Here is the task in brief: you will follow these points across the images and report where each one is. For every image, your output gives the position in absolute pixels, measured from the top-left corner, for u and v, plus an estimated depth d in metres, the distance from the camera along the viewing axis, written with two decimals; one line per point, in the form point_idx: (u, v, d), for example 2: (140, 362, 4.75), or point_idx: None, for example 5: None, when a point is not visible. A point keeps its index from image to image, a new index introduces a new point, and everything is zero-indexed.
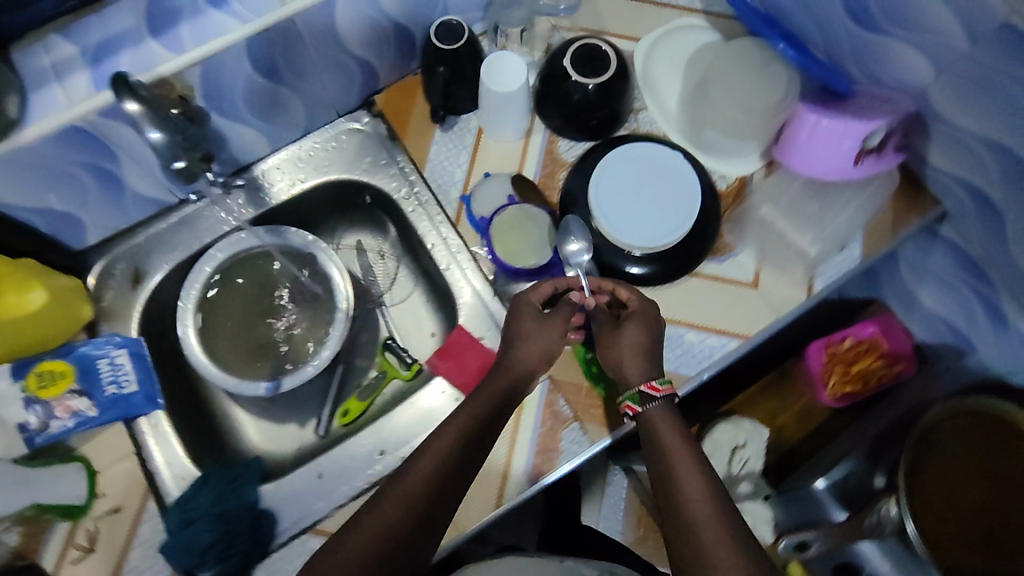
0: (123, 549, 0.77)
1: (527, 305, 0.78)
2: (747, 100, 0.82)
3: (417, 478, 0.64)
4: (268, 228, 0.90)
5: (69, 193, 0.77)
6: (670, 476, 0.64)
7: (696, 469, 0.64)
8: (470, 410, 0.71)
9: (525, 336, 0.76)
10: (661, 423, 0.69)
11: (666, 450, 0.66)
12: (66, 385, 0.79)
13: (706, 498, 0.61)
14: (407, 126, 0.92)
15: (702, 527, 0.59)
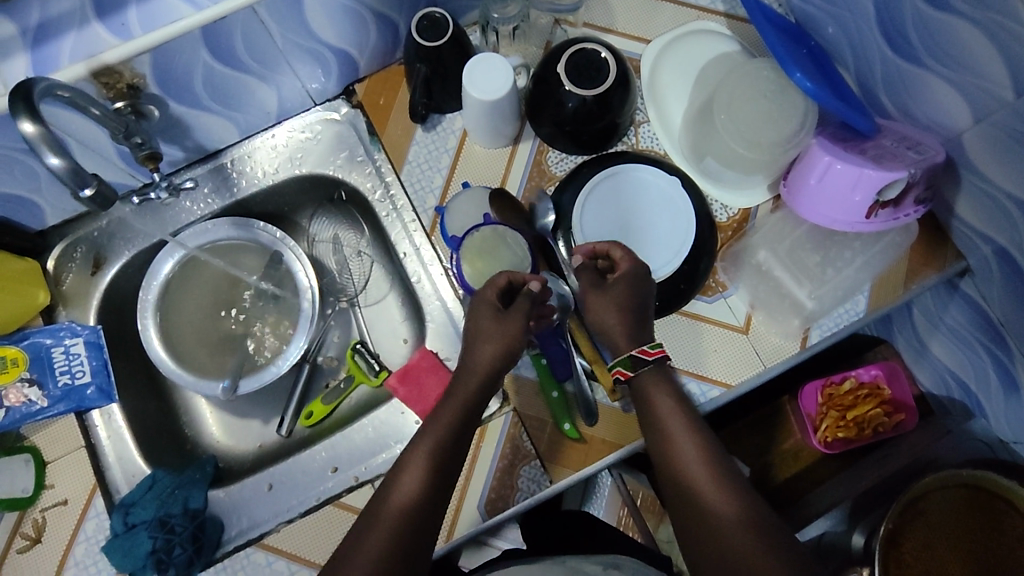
0: (68, 543, 0.73)
1: (483, 304, 0.69)
2: (755, 132, 0.75)
3: (398, 503, 0.60)
4: (236, 220, 0.85)
5: (18, 176, 0.73)
6: (670, 453, 0.63)
7: (689, 425, 0.64)
8: (439, 425, 0.65)
9: (481, 341, 0.68)
10: (655, 393, 0.66)
11: (662, 424, 0.64)
12: (17, 373, 0.76)
13: (711, 470, 0.60)
14: (387, 122, 0.85)
15: (711, 502, 0.59)
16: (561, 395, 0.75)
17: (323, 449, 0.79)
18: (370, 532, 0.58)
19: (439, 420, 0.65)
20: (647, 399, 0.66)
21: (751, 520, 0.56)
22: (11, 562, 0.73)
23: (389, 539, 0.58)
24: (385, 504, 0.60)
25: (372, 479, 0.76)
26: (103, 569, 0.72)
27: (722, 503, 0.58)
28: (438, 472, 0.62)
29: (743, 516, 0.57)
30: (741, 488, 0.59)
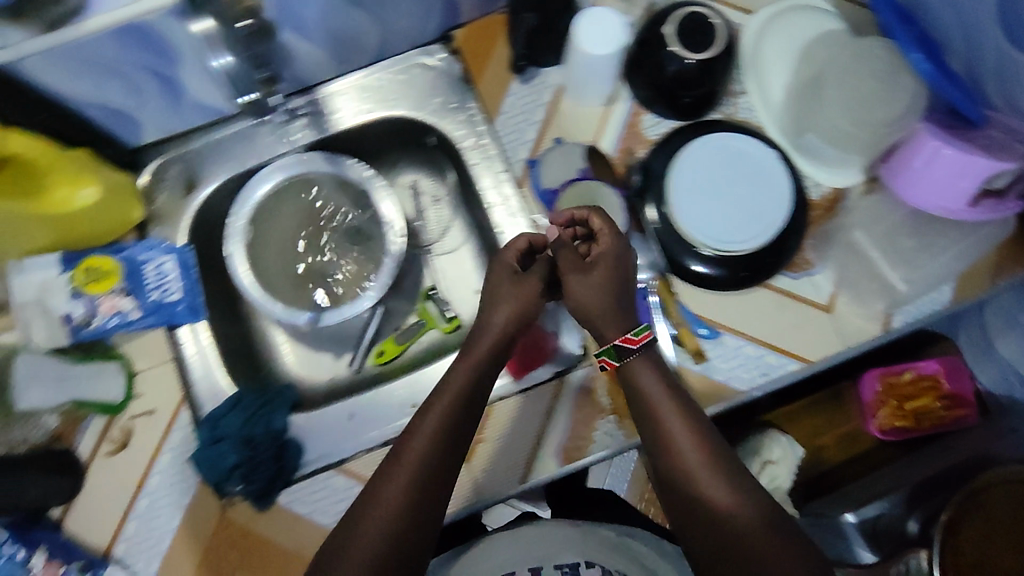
0: (154, 451, 0.76)
1: (495, 273, 0.71)
2: (863, 110, 0.74)
3: (398, 491, 0.59)
4: (327, 156, 0.85)
5: (127, 89, 0.72)
6: (666, 446, 0.62)
7: (680, 414, 0.63)
8: (440, 407, 0.64)
9: (495, 305, 0.70)
10: (646, 380, 0.64)
11: (652, 408, 0.63)
12: (112, 283, 0.76)
13: (708, 460, 0.60)
14: (483, 71, 0.85)
15: (705, 484, 0.59)
16: None
17: (401, 387, 0.81)
18: (366, 527, 0.57)
19: (439, 405, 0.64)
20: (635, 379, 0.65)
21: (741, 500, 0.58)
22: (97, 464, 0.75)
23: (392, 532, 0.57)
24: (383, 497, 0.59)
25: None
26: (189, 479, 0.75)
27: (716, 485, 0.59)
28: (441, 454, 0.62)
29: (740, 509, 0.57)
30: (731, 467, 0.60)
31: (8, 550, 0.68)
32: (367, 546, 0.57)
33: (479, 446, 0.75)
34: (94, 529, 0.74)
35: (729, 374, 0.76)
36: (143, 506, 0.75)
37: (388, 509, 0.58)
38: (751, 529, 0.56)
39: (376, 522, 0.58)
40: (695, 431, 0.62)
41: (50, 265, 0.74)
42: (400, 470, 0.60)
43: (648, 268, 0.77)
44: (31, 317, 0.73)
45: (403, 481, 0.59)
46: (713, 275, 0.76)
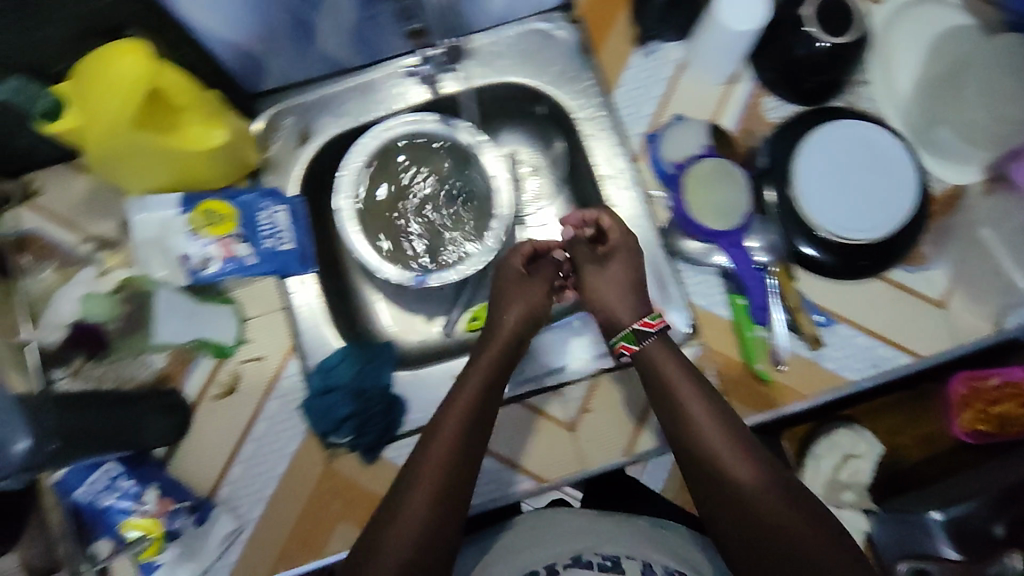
0: (262, 397, 0.76)
1: (506, 277, 0.77)
2: (1004, 106, 0.75)
3: (437, 462, 0.61)
4: (443, 117, 0.85)
5: (262, 30, 0.71)
6: (687, 428, 0.64)
7: (700, 395, 0.65)
8: (472, 391, 0.67)
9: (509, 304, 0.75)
10: (664, 362, 0.67)
11: (671, 389, 0.66)
12: (230, 228, 0.76)
13: (729, 438, 0.62)
14: (605, 41, 0.83)
15: (728, 460, 0.60)
16: (757, 337, 0.75)
17: None
18: (409, 503, 0.58)
19: (469, 387, 0.67)
20: (653, 361, 0.68)
21: (765, 474, 0.59)
22: (204, 407, 0.75)
23: (433, 504, 0.59)
24: (422, 470, 0.60)
25: (556, 387, 0.78)
26: (297, 428, 0.76)
27: (739, 461, 0.60)
28: (473, 431, 0.64)
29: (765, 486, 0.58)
30: (750, 443, 0.62)
31: (124, 484, 0.69)
32: (412, 521, 0.57)
33: (585, 416, 0.76)
34: (199, 470, 0.74)
35: (840, 363, 0.76)
36: (248, 451, 0.75)
37: (430, 480, 0.60)
38: (777, 504, 0.57)
39: (416, 494, 0.59)
40: (714, 411, 0.64)
41: (169, 205, 0.74)
42: (438, 443, 0.62)
43: (768, 252, 0.76)
44: (151, 254, 0.74)
45: (440, 453, 0.61)
46: (824, 260, 0.76)
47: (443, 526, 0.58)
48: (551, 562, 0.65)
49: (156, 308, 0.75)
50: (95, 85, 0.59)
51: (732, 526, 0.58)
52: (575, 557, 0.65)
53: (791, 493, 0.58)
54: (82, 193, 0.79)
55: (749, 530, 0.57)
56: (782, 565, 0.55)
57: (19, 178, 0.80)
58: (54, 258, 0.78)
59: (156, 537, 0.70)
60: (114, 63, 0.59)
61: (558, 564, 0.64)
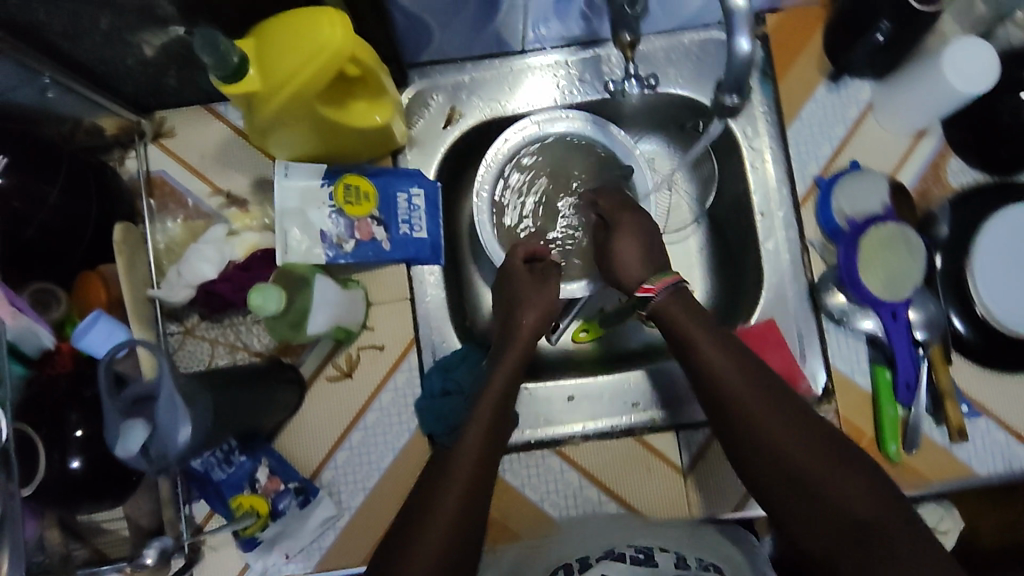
0: (376, 387, 0.74)
1: (515, 279, 0.75)
2: None
3: (467, 453, 0.60)
4: (595, 119, 0.79)
5: (449, 4, 0.65)
6: (710, 381, 0.60)
7: (720, 345, 0.62)
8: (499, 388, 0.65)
9: (526, 305, 0.73)
10: (681, 316, 0.65)
11: (689, 345, 0.63)
12: (370, 209, 0.72)
13: (754, 388, 0.59)
14: (789, 68, 0.77)
15: (763, 423, 0.57)
16: (895, 415, 0.72)
17: (623, 379, 0.77)
18: (440, 491, 0.57)
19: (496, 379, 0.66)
20: (675, 325, 0.64)
21: (805, 440, 0.56)
22: (317, 386, 0.73)
23: (465, 487, 0.57)
24: (454, 464, 0.59)
25: (676, 428, 0.75)
26: (406, 425, 0.73)
27: (777, 426, 0.57)
28: (496, 415, 0.63)
29: (797, 436, 0.56)
30: (787, 405, 0.58)
31: (237, 459, 0.68)
32: (443, 511, 0.56)
33: (699, 464, 0.74)
34: (305, 451, 0.73)
35: (973, 455, 0.73)
36: (355, 439, 0.73)
37: (461, 464, 0.59)
38: (812, 462, 0.54)
39: (455, 470, 0.58)
40: (744, 372, 0.60)
41: (313, 174, 0.70)
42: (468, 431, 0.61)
43: (926, 327, 0.72)
44: (290, 224, 0.70)
45: (468, 447, 0.60)
46: (969, 337, 0.73)
47: (476, 509, 0.57)
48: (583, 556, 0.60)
49: (314, 301, 0.60)
50: (288, 44, 0.54)
51: (778, 499, 0.56)
52: (608, 551, 0.61)
53: (840, 459, 0.55)
54: (214, 143, 0.75)
55: (797, 497, 0.54)
56: (826, 520, 0.53)
57: (151, 117, 0.75)
58: (180, 208, 0.75)
59: (261, 515, 0.68)
60: (315, 26, 0.53)
61: (591, 558, 0.60)
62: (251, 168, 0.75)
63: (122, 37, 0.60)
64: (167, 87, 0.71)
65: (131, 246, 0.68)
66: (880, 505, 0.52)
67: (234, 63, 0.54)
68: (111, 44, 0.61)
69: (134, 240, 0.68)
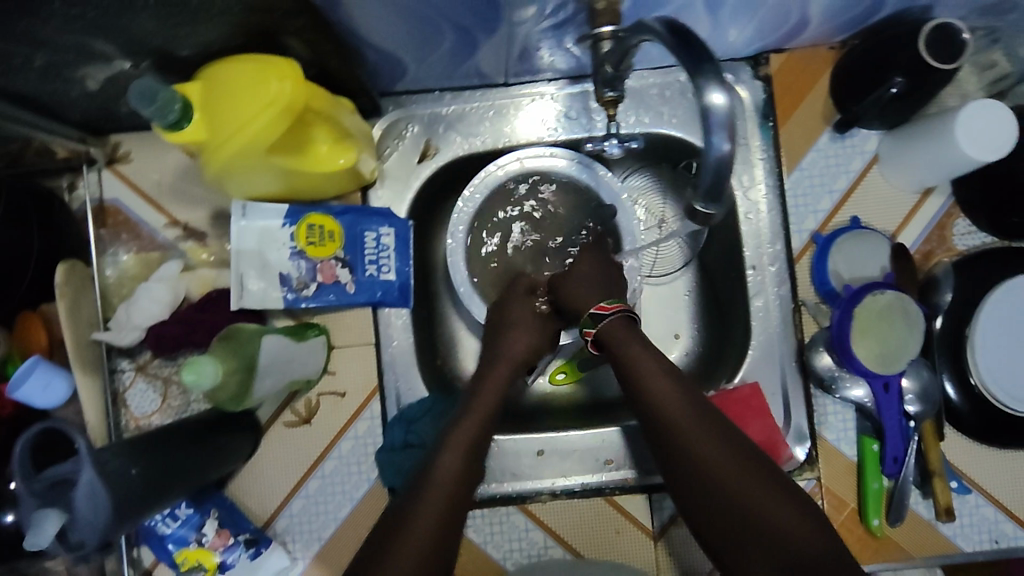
0: (337, 434, 0.71)
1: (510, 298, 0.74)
2: None
3: (447, 476, 0.57)
4: (581, 159, 0.74)
5: (422, 41, 0.60)
6: (656, 414, 0.57)
7: (665, 374, 0.59)
8: (470, 427, 0.62)
9: (514, 329, 0.71)
10: (630, 344, 0.62)
11: (633, 375, 0.60)
12: (335, 250, 0.68)
13: (697, 419, 0.56)
14: (792, 113, 0.72)
15: (704, 454, 0.54)
16: (879, 488, 0.69)
17: (598, 437, 0.72)
18: (413, 518, 0.54)
19: (474, 416, 0.63)
20: (622, 353, 0.62)
21: (746, 468, 0.53)
22: (274, 431, 0.71)
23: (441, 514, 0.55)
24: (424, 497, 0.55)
25: (649, 490, 0.71)
26: (367, 476, 0.71)
27: (717, 456, 0.53)
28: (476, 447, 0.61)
29: (737, 470, 0.52)
30: (727, 433, 0.55)
31: (182, 512, 0.65)
32: (416, 538, 0.53)
33: (671, 528, 0.71)
34: (260, 497, 0.70)
35: (958, 530, 0.70)
36: (312, 487, 0.70)
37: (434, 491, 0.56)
38: (756, 498, 0.51)
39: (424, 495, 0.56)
40: (690, 402, 0.57)
41: (274, 214, 0.66)
42: (443, 456, 0.59)
43: (919, 401, 0.67)
44: (246, 268, 0.66)
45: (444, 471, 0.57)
46: (962, 411, 0.69)
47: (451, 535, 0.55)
48: None
49: (263, 359, 0.58)
50: (233, 97, 0.50)
51: (726, 545, 0.51)
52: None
53: (787, 493, 0.51)
54: (171, 170, 0.70)
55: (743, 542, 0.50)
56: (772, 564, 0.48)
57: (103, 141, 0.70)
58: (133, 238, 0.70)
59: (209, 568, 0.65)
60: (262, 80, 0.49)
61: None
62: (209, 198, 0.70)
63: (60, 71, 0.54)
64: (118, 113, 0.65)
65: (74, 286, 0.63)
66: (827, 544, 0.49)
67: (174, 115, 0.50)
68: (50, 79, 0.56)
69: (78, 279, 0.64)
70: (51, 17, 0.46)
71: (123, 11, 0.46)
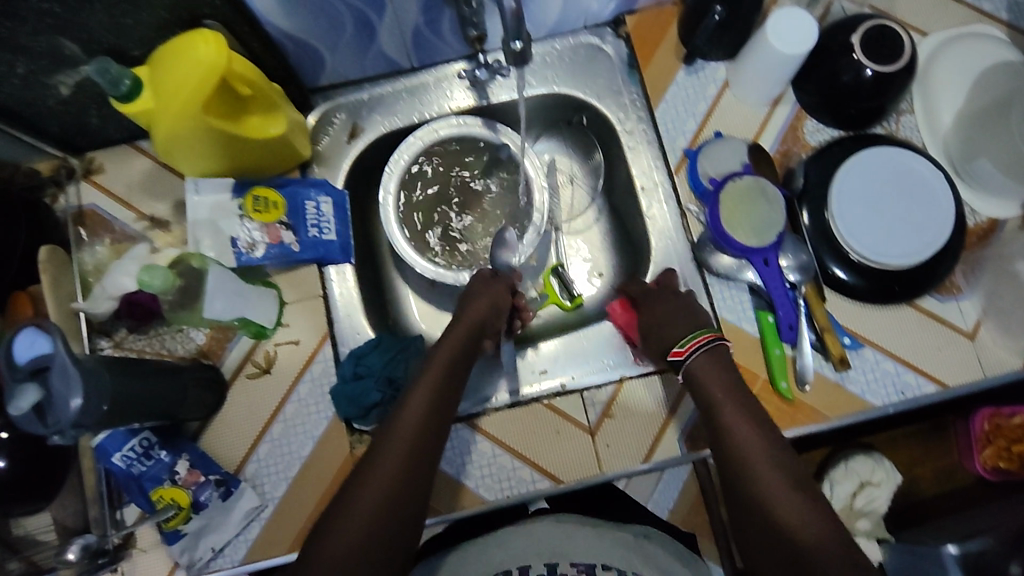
0: (295, 379, 0.78)
1: (474, 280, 0.80)
2: (1012, 151, 0.75)
3: (402, 441, 0.62)
4: (486, 120, 0.88)
5: (329, 29, 0.74)
6: (725, 438, 0.66)
7: (741, 408, 0.67)
8: (428, 383, 0.67)
9: (478, 296, 0.77)
10: (708, 372, 0.70)
11: (710, 399, 0.69)
12: (278, 216, 0.77)
13: (761, 448, 0.64)
14: (651, 57, 0.86)
15: (759, 483, 0.62)
16: (782, 355, 0.77)
17: (532, 352, 0.84)
18: (362, 492, 0.59)
19: (422, 386, 0.67)
20: (708, 392, 0.69)
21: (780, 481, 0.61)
22: (239, 385, 0.78)
23: (386, 493, 0.59)
24: (375, 467, 0.60)
25: (580, 390, 0.79)
26: (324, 413, 0.77)
27: (767, 480, 0.61)
28: (433, 413, 0.65)
29: (784, 493, 0.60)
30: (789, 469, 0.62)
31: (157, 454, 0.72)
32: (364, 508, 0.58)
33: (606, 422, 0.77)
34: (229, 445, 0.76)
35: (865, 387, 0.77)
36: (276, 431, 0.77)
37: (379, 469, 0.60)
38: (788, 518, 0.59)
39: (374, 473, 0.60)
40: (757, 435, 0.65)
41: (223, 189, 0.77)
42: (387, 438, 0.62)
43: (799, 270, 0.77)
44: (201, 235, 0.76)
45: (391, 450, 0.61)
46: (854, 283, 0.77)
47: (404, 502, 0.60)
48: (524, 564, 0.65)
49: (210, 280, 0.68)
50: (175, 68, 0.63)
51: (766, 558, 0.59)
52: (550, 566, 0.64)
53: (815, 509, 0.59)
54: (139, 173, 0.83)
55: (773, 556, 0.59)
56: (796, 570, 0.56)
57: (81, 157, 0.83)
58: (107, 232, 0.82)
59: (183, 506, 0.71)
60: (194, 47, 0.62)
61: (533, 569, 0.64)
62: (171, 192, 0.82)
63: (38, 79, 0.68)
64: (90, 126, 0.79)
65: (56, 265, 0.75)
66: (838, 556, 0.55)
67: (125, 87, 0.63)
68: (30, 87, 0.69)
69: (59, 260, 0.75)
70: (25, 17, 0.60)
71: (78, 5, 0.60)
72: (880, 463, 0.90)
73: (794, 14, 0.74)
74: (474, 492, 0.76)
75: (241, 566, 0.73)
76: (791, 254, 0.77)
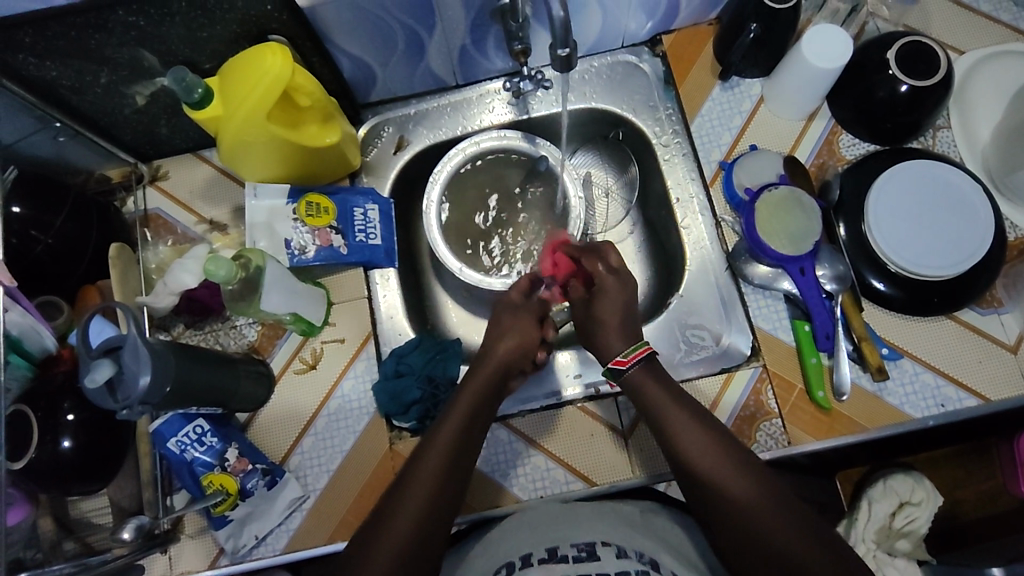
0: (339, 375, 0.82)
1: (503, 308, 0.79)
2: None
3: (444, 447, 0.63)
4: (526, 134, 0.92)
5: (383, 47, 0.79)
6: (678, 449, 0.63)
7: (687, 414, 0.64)
8: (472, 390, 0.69)
9: (508, 333, 0.75)
10: (647, 382, 0.68)
11: (656, 407, 0.66)
12: (329, 220, 0.82)
13: (717, 450, 0.61)
14: (687, 74, 0.89)
15: (724, 485, 0.59)
16: (819, 364, 0.77)
17: (567, 356, 0.85)
18: (406, 492, 0.60)
19: (456, 408, 0.67)
20: (654, 401, 0.66)
21: (772, 496, 0.58)
22: (286, 379, 0.81)
23: (427, 500, 0.59)
24: (418, 469, 0.61)
25: (614, 395, 0.80)
26: (366, 409, 0.80)
27: (735, 482, 0.59)
28: (472, 420, 0.66)
29: (757, 493, 0.58)
30: (755, 468, 0.60)
31: (209, 440, 0.74)
32: (412, 513, 0.58)
33: (639, 426, 0.78)
34: (273, 439, 0.80)
35: (904, 399, 0.76)
36: (320, 425, 0.80)
37: (424, 479, 0.60)
38: (769, 519, 0.56)
39: (417, 479, 0.60)
40: (709, 437, 0.62)
41: (279, 194, 0.81)
42: (423, 451, 0.63)
43: (835, 281, 0.78)
44: (258, 237, 0.80)
45: (430, 464, 0.62)
46: (891, 295, 0.78)
47: (444, 502, 0.60)
48: (526, 553, 0.60)
49: (267, 276, 0.73)
50: (243, 77, 0.68)
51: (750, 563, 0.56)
52: (551, 551, 0.59)
53: (793, 510, 0.57)
54: (201, 180, 0.89)
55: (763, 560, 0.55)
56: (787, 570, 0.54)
57: (149, 164, 0.90)
58: (170, 234, 0.87)
59: (231, 493, 0.74)
60: (261, 59, 0.68)
61: (535, 556, 0.59)
62: (230, 198, 0.88)
63: (118, 89, 0.75)
64: (160, 136, 0.85)
65: (125, 262, 0.80)
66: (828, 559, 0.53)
67: (197, 95, 0.68)
68: (110, 96, 0.76)
69: (127, 258, 0.81)
70: (113, 30, 0.66)
71: (161, 20, 0.65)
72: (922, 483, 0.87)
73: (827, 29, 0.76)
74: (508, 492, 0.77)
75: (281, 555, 0.76)
76: (827, 267, 0.78)
